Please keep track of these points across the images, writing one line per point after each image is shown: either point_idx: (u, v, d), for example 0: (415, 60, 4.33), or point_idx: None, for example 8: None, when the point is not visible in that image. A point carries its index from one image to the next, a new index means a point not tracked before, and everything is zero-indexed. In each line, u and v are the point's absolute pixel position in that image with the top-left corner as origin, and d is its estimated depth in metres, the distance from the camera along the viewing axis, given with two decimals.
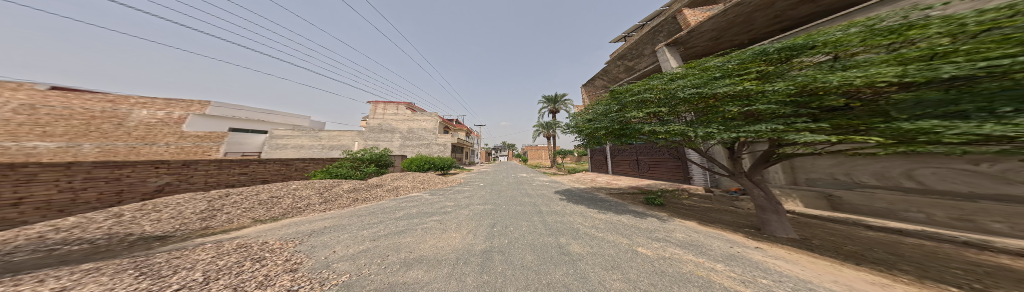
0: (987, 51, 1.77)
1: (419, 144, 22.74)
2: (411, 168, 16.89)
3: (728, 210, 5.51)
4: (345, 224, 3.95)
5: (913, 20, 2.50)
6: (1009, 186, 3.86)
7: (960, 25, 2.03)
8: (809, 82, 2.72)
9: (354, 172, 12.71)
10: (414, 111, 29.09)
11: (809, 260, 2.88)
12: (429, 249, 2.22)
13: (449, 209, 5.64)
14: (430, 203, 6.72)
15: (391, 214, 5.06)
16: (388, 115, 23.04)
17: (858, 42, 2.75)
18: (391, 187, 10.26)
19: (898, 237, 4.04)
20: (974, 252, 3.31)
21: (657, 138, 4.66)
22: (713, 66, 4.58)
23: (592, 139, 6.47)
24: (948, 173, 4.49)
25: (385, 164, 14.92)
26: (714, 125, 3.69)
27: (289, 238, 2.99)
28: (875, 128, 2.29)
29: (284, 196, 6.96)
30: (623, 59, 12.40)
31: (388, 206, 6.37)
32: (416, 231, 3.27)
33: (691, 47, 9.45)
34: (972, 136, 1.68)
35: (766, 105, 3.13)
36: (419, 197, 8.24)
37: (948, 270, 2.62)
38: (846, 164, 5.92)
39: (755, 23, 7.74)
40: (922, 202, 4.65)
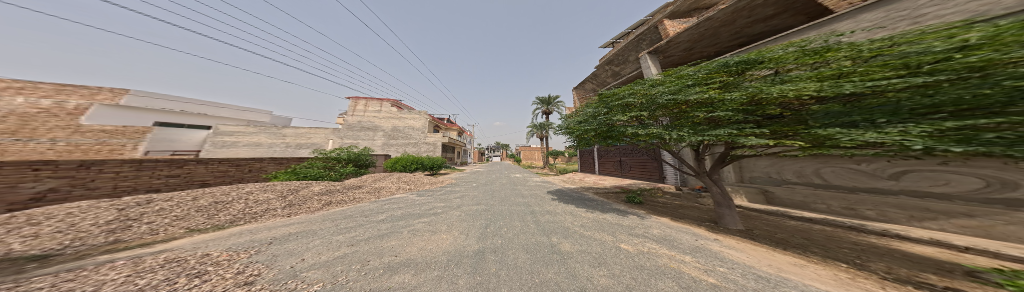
0: (874, 73, 2.41)
1: (404, 143, 21.30)
2: (396, 168, 15.87)
3: (694, 207, 6.19)
4: (316, 229, 3.48)
5: (829, 45, 3.17)
6: (879, 181, 5.04)
7: (858, 52, 2.73)
8: (757, 93, 3.24)
9: (328, 173, 11.32)
10: (399, 108, 27.28)
11: (752, 247, 3.41)
12: (418, 251, 2.07)
13: (439, 211, 5.36)
14: (417, 205, 6.29)
15: (373, 217, 4.59)
16: (369, 112, 21.18)
17: (793, 60, 3.39)
18: (372, 189, 9.34)
19: (810, 224, 5.04)
20: (857, 234, 4.29)
21: (638, 140, 5.04)
22: (686, 75, 4.82)
23: (582, 140, 6.76)
24: (842, 171, 5.64)
25: (367, 163, 14.29)
26: (685, 129, 4.10)
27: (242, 248, 2.52)
28: (799, 134, 2.86)
29: (233, 201, 5.86)
30: (611, 64, 13.49)
31: (369, 209, 5.78)
32: (401, 233, 3.02)
33: (669, 56, 10.56)
34: (859, 141, 2.24)
35: (726, 112, 3.62)
36: (405, 199, 7.63)
37: (842, 249, 3.36)
38: (778, 165, 7.08)
39: (720, 37, 8.96)
40: (824, 195, 5.87)
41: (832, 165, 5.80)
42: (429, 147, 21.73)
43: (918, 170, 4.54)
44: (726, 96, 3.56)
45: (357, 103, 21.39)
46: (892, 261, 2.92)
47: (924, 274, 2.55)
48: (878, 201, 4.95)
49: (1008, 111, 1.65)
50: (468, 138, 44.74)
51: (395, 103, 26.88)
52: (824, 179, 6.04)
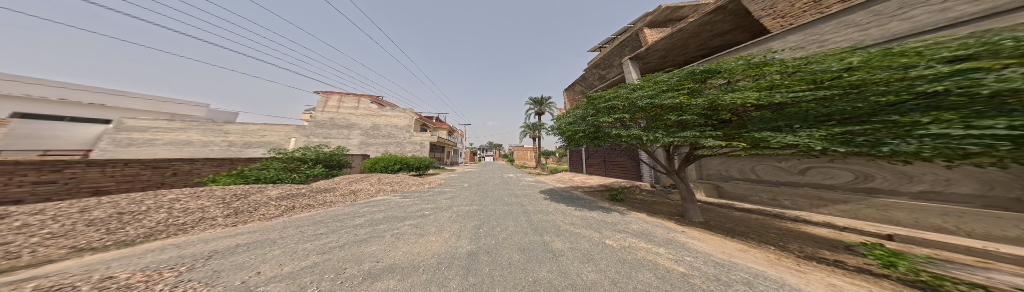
0: (795, 87, 3.18)
1: (386, 143, 19.59)
2: (378, 169, 14.54)
3: (665, 203, 6.89)
4: (275, 238, 2.92)
5: (764, 62, 3.96)
6: (792, 175, 6.37)
7: (782, 70, 3.51)
8: (716, 100, 3.76)
9: (289, 175, 9.75)
10: (381, 105, 25.16)
11: (708, 237, 3.94)
12: (406, 255, 1.89)
13: (427, 212, 5.00)
14: (403, 207, 5.78)
15: (349, 221, 4.06)
16: (342, 108, 19.00)
17: (739, 72, 4.11)
18: (345, 192, 8.26)
19: (749, 214, 6.05)
20: (779, 220, 5.31)
21: (621, 141, 5.45)
22: (661, 80, 5.24)
23: (571, 141, 7.02)
24: (769, 167, 6.91)
25: (343, 162, 13.14)
26: (660, 131, 4.50)
27: (165, 265, 1.98)
28: (743, 136, 3.50)
29: (146, 211, 4.55)
30: (598, 67, 14.55)
31: (344, 213, 5.06)
32: (383, 238, 2.72)
33: (647, 62, 11.74)
34: (782, 143, 2.88)
35: (692, 116, 4.11)
36: (387, 201, 6.96)
37: (772, 234, 4.10)
38: (726, 163, 8.33)
39: (688, 47, 10.34)
40: (757, 188, 7.13)
41: (763, 163, 7.06)
42: (414, 146, 20.32)
43: (816, 166, 5.76)
44: (692, 102, 3.97)
45: (328, 98, 19.09)
46: (804, 242, 3.68)
47: (823, 252, 3.29)
48: (792, 192, 6.22)
49: (868, 119, 2.42)
50: (458, 138, 43.20)
51: (376, 100, 24.72)
52: (757, 175, 7.31)
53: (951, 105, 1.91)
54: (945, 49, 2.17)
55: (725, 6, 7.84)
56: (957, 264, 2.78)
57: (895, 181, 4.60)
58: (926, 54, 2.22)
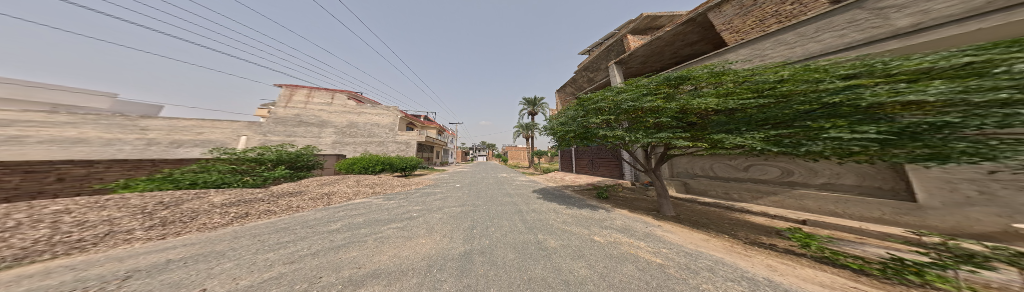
0: (744, 94, 3.79)
1: (365, 142, 17.96)
2: (358, 170, 13.26)
3: (644, 199, 7.49)
4: (224, 250, 2.41)
5: (722, 72, 4.61)
6: (739, 172, 7.39)
7: (735, 80, 4.16)
8: (686, 104, 4.23)
9: (237, 179, 7.98)
10: (360, 101, 23.04)
11: (678, 229, 4.39)
12: (392, 259, 1.75)
13: (416, 214, 4.66)
14: (387, 209, 5.32)
15: (323, 226, 3.58)
16: (312, 103, 16.90)
17: (703, 80, 4.71)
18: (315, 196, 7.26)
19: (709, 207, 6.93)
20: (731, 212, 6.19)
21: (607, 141, 5.75)
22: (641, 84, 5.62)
23: (562, 141, 7.22)
24: (722, 165, 7.89)
25: (317, 162, 12.00)
26: (640, 132, 4.87)
27: (52, 290, 1.48)
28: (706, 137, 4.03)
29: (40, 219, 3.39)
30: (587, 70, 15.23)
31: (316, 218, 4.42)
32: (365, 242, 2.48)
33: (630, 66, 12.44)
34: (735, 143, 3.42)
35: (666, 118, 4.56)
36: (369, 204, 6.34)
37: (727, 224, 4.74)
38: (687, 161, 9.25)
39: (664, 55, 11.20)
40: (713, 183, 8.12)
41: (717, 161, 8.02)
42: (398, 146, 18.97)
43: (758, 164, 6.78)
44: (667, 106, 4.39)
45: (294, 92, 16.86)
46: (749, 230, 4.34)
47: (762, 237, 3.95)
48: (740, 187, 7.24)
49: (792, 123, 3.07)
50: (448, 137, 41.57)
51: (353, 96, 22.60)
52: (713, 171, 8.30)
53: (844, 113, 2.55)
54: (841, 68, 2.90)
55: (695, 18, 8.76)
56: (849, 241, 3.59)
57: (809, 176, 5.78)
58: (830, 71, 2.94)
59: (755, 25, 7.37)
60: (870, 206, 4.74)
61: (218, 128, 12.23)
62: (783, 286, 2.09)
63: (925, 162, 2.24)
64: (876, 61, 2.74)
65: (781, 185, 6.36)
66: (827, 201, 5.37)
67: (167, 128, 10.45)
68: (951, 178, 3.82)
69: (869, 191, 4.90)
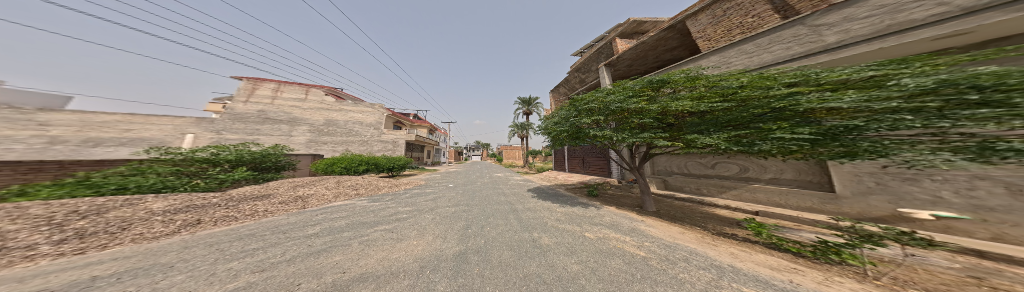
0: (713, 98, 4.23)
1: (346, 141, 16.51)
2: (340, 171, 12.22)
3: (629, 196, 7.94)
4: (169, 262, 2.01)
5: (696, 76, 5.05)
6: (708, 169, 8.11)
7: (706, 85, 4.60)
8: (666, 107, 4.57)
9: (182, 181, 6.62)
10: (340, 98, 21.23)
11: (657, 223, 4.74)
12: (381, 262, 1.67)
13: (405, 216, 4.41)
14: (374, 211, 4.98)
15: (300, 231, 3.22)
16: (282, 99, 15.18)
17: (679, 84, 5.13)
18: (288, 199, 6.49)
19: (683, 202, 7.60)
20: (702, 206, 6.87)
21: (597, 141, 5.99)
22: (627, 85, 5.90)
23: (556, 140, 7.36)
24: (695, 163, 8.58)
25: (291, 162, 11.16)
26: (626, 132, 5.16)
27: None
28: (681, 138, 4.43)
29: None
30: (579, 71, 15.31)
31: (290, 222, 3.94)
32: (349, 246, 2.29)
33: (617, 70, 12.62)
34: (706, 142, 3.82)
35: (649, 119, 4.88)
36: (353, 207, 5.84)
37: (698, 218, 5.24)
38: (666, 160, 9.88)
39: (648, 59, 11.51)
40: (687, 180, 8.79)
41: (691, 159, 8.69)
42: (385, 145, 17.84)
43: (723, 161, 7.54)
44: (650, 107, 4.68)
45: (259, 86, 15.02)
46: (715, 221, 4.87)
47: (725, 227, 4.46)
48: (709, 183, 7.95)
49: (748, 125, 3.58)
50: (439, 137, 40.17)
51: (332, 91, 20.81)
52: (687, 169, 8.96)
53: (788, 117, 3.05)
54: (785, 77, 3.43)
55: (676, 25, 9.14)
56: (792, 229, 4.20)
57: (762, 172, 6.60)
58: (778, 79, 3.46)
59: (723, 34, 7.76)
60: (804, 197, 5.65)
61: (155, 124, 10.31)
62: (742, 271, 2.39)
63: (839, 158, 2.80)
64: (810, 72, 3.30)
65: (740, 180, 7.22)
66: (775, 195, 6.22)
67: (80, 124, 8.72)
68: (856, 171, 4.83)
69: (806, 185, 5.77)
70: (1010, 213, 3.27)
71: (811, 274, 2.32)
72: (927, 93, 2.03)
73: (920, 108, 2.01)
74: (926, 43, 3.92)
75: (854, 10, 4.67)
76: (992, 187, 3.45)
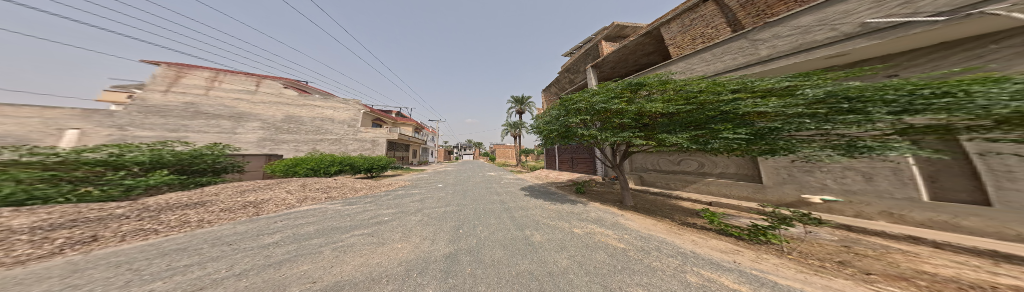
0: (679, 100, 4.69)
1: (313, 139, 14.51)
2: (309, 173, 10.57)
3: (611, 192, 8.54)
4: (44, 290, 1.43)
5: (666, 79, 5.50)
6: (675, 165, 9.05)
7: (674, 87, 5.05)
8: (641, 108, 4.93)
9: (57, 188, 4.72)
10: (304, 91, 18.55)
11: (634, 216, 5.22)
12: (358, 269, 1.51)
13: (387, 219, 4.05)
14: (351, 215, 4.48)
15: (254, 241, 2.68)
16: (222, 90, 12.61)
17: (653, 86, 5.49)
18: (234, 206, 5.35)
19: (655, 196, 8.49)
20: (670, 199, 7.78)
21: (585, 139, 6.32)
22: (609, 86, 6.18)
23: (547, 139, 7.57)
24: (664, 160, 9.50)
25: (236, 163, 9.53)
26: (609, 132, 5.49)
27: None
28: (654, 137, 4.88)
29: None
30: (569, 72, 15.79)
31: (240, 231, 3.26)
32: (321, 253, 2.00)
33: (602, 71, 13.16)
34: (672, 141, 4.25)
35: (627, 119, 5.22)
36: (326, 211, 5.11)
37: (667, 210, 5.91)
38: (640, 158, 10.73)
39: (628, 62, 12.15)
40: (658, 176, 9.71)
41: (661, 156, 9.57)
42: (361, 144, 16.28)
43: (686, 159, 8.52)
44: (628, 108, 5.03)
45: (190, 74, 12.24)
46: (679, 212, 5.57)
47: (688, 218, 5.11)
48: (676, 178, 8.92)
49: (705, 125, 4.16)
50: (426, 136, 37.91)
51: (295, 85, 18.12)
52: (658, 166, 9.86)
53: (735, 119, 3.78)
54: (732, 84, 4.10)
55: (652, 31, 9.71)
56: (734, 216, 5.02)
57: (715, 167, 7.67)
58: (726, 86, 4.14)
59: (689, 43, 8.53)
60: (742, 188, 6.82)
61: (8, 117, 7.56)
62: (700, 255, 2.78)
63: (765, 154, 3.59)
64: (751, 81, 3.97)
65: (699, 175, 8.27)
66: (724, 186, 7.28)
67: None
68: (776, 166, 6.09)
69: (745, 178, 6.95)
70: (865, 194, 4.68)
71: (747, 254, 2.82)
72: (817, 102, 2.87)
73: (817, 112, 2.82)
74: (820, 61, 5.02)
75: (780, 29, 5.63)
76: (854, 176, 4.83)
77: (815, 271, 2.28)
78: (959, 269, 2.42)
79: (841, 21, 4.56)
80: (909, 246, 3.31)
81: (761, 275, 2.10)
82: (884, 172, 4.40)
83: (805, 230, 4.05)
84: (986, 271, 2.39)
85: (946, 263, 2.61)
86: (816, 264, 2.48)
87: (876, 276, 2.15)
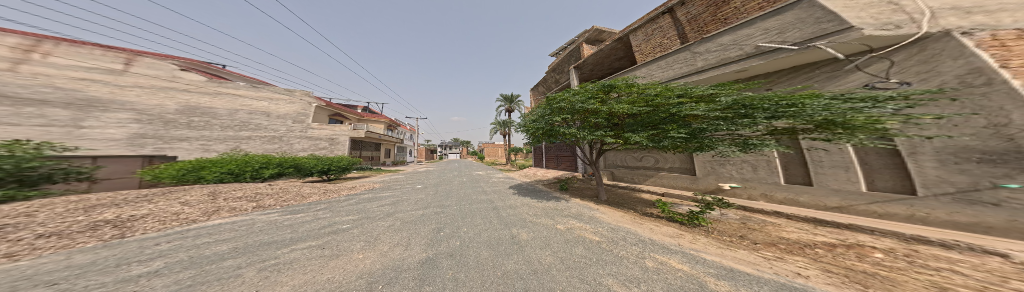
0: (640, 102, 5.24)
1: (235, 137, 11.28)
2: (236, 172, 8.00)
3: (590, 188, 9.26)
4: None
5: (631, 82, 6.08)
6: (637, 161, 10.39)
7: (638, 90, 5.64)
8: (610, 108, 5.35)
9: None
10: (217, 77, 14.22)
11: (609, 209, 5.80)
12: (301, 288, 1.20)
13: (348, 228, 3.35)
14: (295, 226, 3.55)
15: (103, 274, 1.77)
16: (50, 66, 8.02)
17: (621, 87, 5.97)
18: (74, 228, 3.50)
19: (623, 190, 9.65)
20: (634, 192, 9.00)
21: (567, 138, 6.71)
22: (585, 87, 6.55)
23: (533, 138, 7.86)
24: (629, 157, 10.82)
25: (72, 170, 6.27)
26: (585, 131, 5.87)
27: None
28: (621, 135, 5.45)
29: None
30: (555, 72, 16.81)
31: (90, 262, 2.18)
32: (241, 276, 1.49)
33: (583, 73, 14.27)
34: (635, 140, 4.83)
35: (600, 119, 5.68)
36: (255, 223, 3.89)
37: (633, 202, 6.75)
38: (611, 155, 11.92)
39: (604, 65, 13.36)
40: (625, 171, 10.99)
41: (628, 154, 10.83)
42: (315, 143, 14.27)
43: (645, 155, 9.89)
44: (601, 109, 5.46)
45: None
46: (641, 204, 6.46)
47: (647, 208, 5.95)
48: (638, 172, 10.23)
49: (658, 125, 4.92)
50: (402, 134, 33.96)
51: (203, 69, 13.77)
52: (625, 162, 11.12)
53: (679, 120, 4.64)
54: (678, 90, 4.91)
55: (623, 37, 10.79)
56: (678, 204, 6.11)
57: (666, 162, 9.09)
58: (674, 91, 4.94)
59: (650, 51, 9.75)
60: (685, 179, 8.30)
61: None
62: (655, 241, 3.23)
63: (698, 151, 4.52)
64: (691, 89, 4.86)
65: (655, 169, 9.65)
66: (672, 179, 8.74)
67: None
68: (705, 160, 7.59)
69: (686, 171, 8.44)
70: (753, 181, 6.50)
71: (687, 237, 3.44)
72: (728, 108, 3.94)
73: (729, 116, 3.88)
74: (730, 76, 6.59)
75: (710, 45, 6.97)
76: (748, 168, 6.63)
77: (730, 245, 2.98)
78: (800, 233, 3.65)
79: (744, 42, 6.11)
80: (775, 219, 4.73)
81: (699, 255, 2.55)
82: (763, 164, 6.24)
83: (720, 212, 5.22)
84: (812, 232, 3.68)
85: (794, 229, 3.88)
86: (728, 240, 3.26)
87: (761, 245, 3.00)
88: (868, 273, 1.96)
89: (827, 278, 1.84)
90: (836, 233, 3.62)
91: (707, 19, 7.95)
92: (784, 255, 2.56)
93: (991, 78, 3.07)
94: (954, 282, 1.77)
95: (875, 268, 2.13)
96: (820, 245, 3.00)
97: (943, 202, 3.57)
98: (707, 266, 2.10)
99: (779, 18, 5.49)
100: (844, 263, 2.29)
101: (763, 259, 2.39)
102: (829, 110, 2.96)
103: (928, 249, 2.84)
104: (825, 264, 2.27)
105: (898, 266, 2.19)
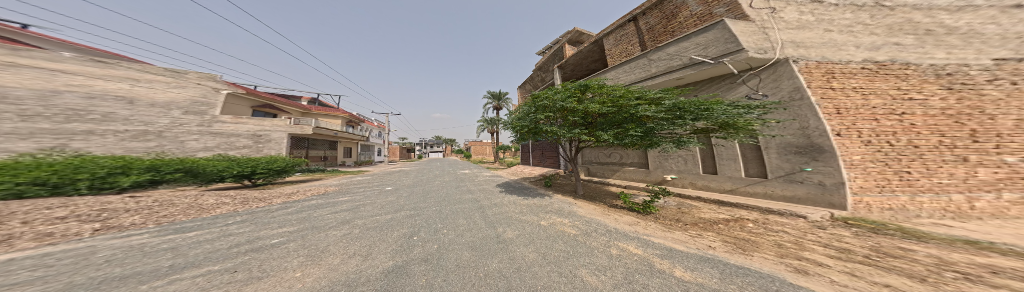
0: (610, 102, 5.92)
1: (64, 130, 7.15)
2: (59, 182, 4.93)
3: (569, 184, 9.89)
4: None
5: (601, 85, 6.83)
6: (606, 157, 11.74)
7: (607, 91, 6.35)
8: (586, 107, 5.87)
9: None
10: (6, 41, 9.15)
11: (584, 203, 6.29)
12: None
13: (284, 241, 2.57)
14: (188, 249, 2.50)
15: None
16: None
17: (593, 89, 6.65)
18: None
19: (595, 184, 10.73)
20: (603, 186, 10.13)
21: (549, 136, 7.04)
22: (566, 86, 7.01)
23: (518, 136, 8.01)
24: (600, 154, 12.12)
25: None
26: (564, 130, 6.25)
27: None
28: (593, 133, 6.02)
29: None
30: (540, 71, 17.77)
31: None
32: None
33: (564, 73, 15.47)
34: (604, 137, 5.40)
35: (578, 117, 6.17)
36: (101, 252, 2.54)
37: (603, 195, 7.54)
38: (586, 153, 13.11)
39: (581, 67, 14.76)
40: (597, 167, 12.24)
41: (599, 151, 12.11)
42: (228, 141, 11.37)
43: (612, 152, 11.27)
44: (579, 107, 5.94)
45: None
46: (610, 196, 7.28)
47: (613, 200, 6.75)
48: (607, 167, 11.55)
49: (622, 123, 5.64)
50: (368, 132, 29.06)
51: None
52: (597, 159, 12.37)
53: (637, 120, 5.42)
54: (637, 94, 5.79)
55: (598, 41, 12.37)
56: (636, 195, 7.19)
57: (628, 157, 10.53)
58: (634, 95, 5.82)
59: (618, 55, 11.34)
60: (641, 172, 9.75)
61: None
62: (619, 230, 3.67)
63: (650, 147, 5.41)
64: (646, 93, 5.79)
65: (620, 164, 11.04)
66: (632, 172, 10.14)
67: None
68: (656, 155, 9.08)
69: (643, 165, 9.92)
70: (682, 173, 8.21)
71: (641, 224, 4.03)
72: (669, 110, 4.92)
73: (671, 117, 4.84)
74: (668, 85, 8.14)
75: (660, 54, 8.31)
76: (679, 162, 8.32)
77: (671, 228, 3.63)
78: (710, 212, 4.82)
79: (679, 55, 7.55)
80: (694, 202, 6.18)
81: (650, 239, 3.00)
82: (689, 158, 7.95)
83: (664, 200, 6.35)
84: (716, 211, 4.89)
85: (707, 210, 5.08)
86: (669, 223, 3.98)
87: (687, 225, 3.80)
88: (747, 240, 2.72)
89: (725, 247, 2.47)
90: (729, 210, 4.95)
91: (660, 31, 9.60)
92: (702, 232, 3.29)
93: (803, 94, 5.08)
94: (785, 239, 2.74)
95: (748, 234, 3.02)
96: (721, 221, 4.02)
97: (779, 182, 5.49)
98: (651, 248, 2.53)
99: (705, 36, 6.93)
100: (735, 233, 3.13)
101: (690, 237, 3.02)
102: (727, 113, 4.41)
103: (773, 216, 4.26)
104: (725, 236, 3.03)
105: (758, 231, 3.20)
